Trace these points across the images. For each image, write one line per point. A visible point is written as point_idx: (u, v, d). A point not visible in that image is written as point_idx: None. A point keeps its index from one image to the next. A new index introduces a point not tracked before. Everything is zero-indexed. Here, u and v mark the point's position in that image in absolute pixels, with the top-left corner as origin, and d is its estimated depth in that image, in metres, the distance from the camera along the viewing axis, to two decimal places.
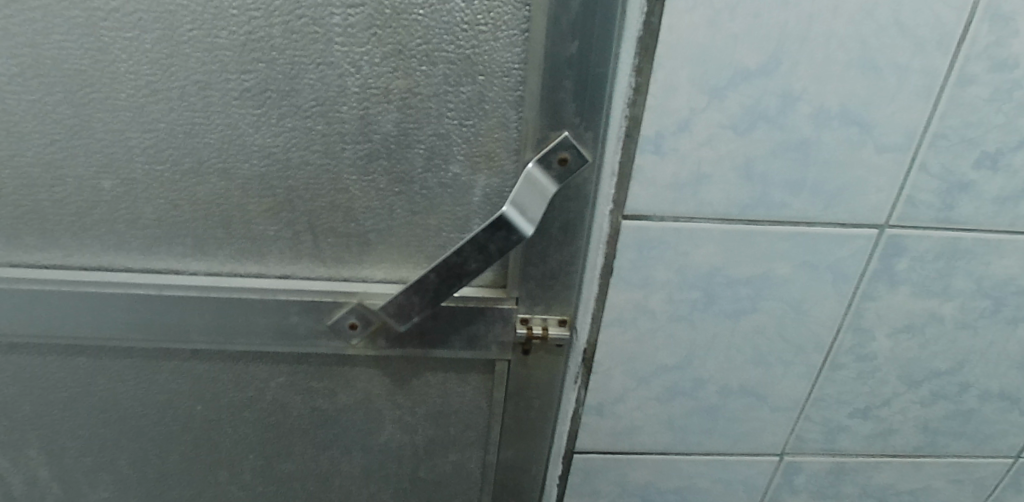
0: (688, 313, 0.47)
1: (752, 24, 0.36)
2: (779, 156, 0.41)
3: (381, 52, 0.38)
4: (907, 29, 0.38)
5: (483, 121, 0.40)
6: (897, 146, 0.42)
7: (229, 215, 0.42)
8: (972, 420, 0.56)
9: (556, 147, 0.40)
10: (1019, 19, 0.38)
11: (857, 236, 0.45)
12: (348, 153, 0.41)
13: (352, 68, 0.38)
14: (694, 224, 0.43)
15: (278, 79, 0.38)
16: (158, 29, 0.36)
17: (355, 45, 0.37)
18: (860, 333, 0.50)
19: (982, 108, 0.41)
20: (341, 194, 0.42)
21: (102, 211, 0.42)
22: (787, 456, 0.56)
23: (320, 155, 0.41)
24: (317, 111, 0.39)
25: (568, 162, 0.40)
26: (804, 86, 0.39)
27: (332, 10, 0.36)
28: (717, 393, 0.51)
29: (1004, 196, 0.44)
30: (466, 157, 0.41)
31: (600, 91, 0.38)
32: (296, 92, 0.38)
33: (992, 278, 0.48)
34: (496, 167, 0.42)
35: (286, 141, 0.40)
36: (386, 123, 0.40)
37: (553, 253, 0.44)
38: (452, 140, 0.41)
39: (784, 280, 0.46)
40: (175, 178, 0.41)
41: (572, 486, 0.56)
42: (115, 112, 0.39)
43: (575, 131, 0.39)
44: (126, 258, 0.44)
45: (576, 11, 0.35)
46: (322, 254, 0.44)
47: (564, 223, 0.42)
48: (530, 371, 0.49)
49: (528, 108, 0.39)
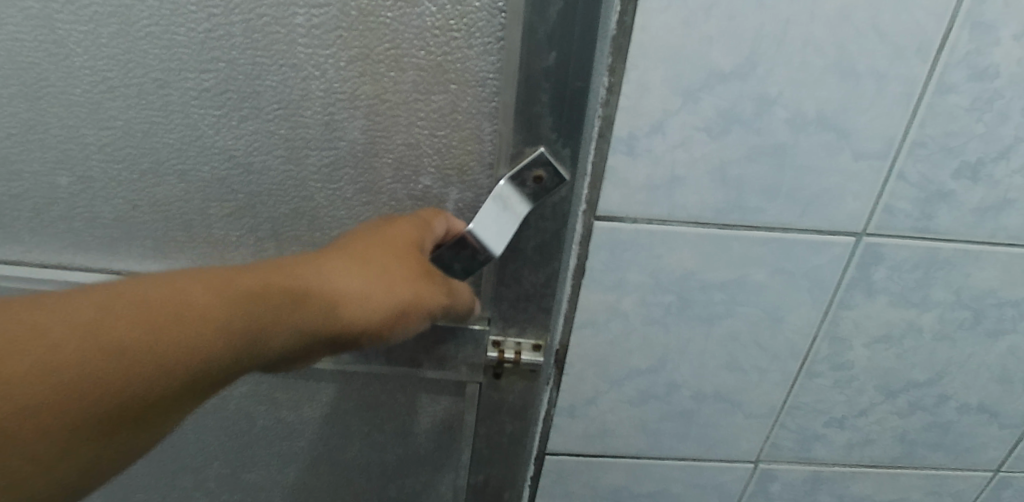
0: (661, 317, 0.46)
1: (728, 26, 0.36)
2: (755, 160, 0.41)
3: (348, 55, 0.37)
4: (887, 34, 0.37)
5: (454, 132, 0.40)
6: (876, 153, 0.41)
7: (190, 219, 0.42)
8: (950, 432, 0.56)
9: (533, 164, 0.38)
10: (1000, 27, 0.37)
11: (833, 243, 0.44)
12: (313, 159, 0.40)
13: (316, 71, 0.38)
14: (667, 227, 0.43)
15: (239, 80, 0.38)
16: (113, 24, 0.36)
17: (320, 47, 0.37)
18: (837, 342, 0.49)
19: (962, 117, 0.40)
20: (305, 201, 0.42)
21: (61, 208, 0.42)
22: (762, 463, 0.56)
23: (283, 160, 0.40)
24: (280, 115, 0.39)
25: (544, 180, 0.38)
26: (780, 90, 0.38)
27: (296, 10, 0.36)
28: (691, 397, 0.51)
29: (984, 206, 0.44)
30: (437, 170, 0.41)
31: (579, 105, 0.36)
32: (258, 94, 0.38)
33: (971, 290, 0.48)
34: (469, 181, 0.41)
35: (246, 144, 0.40)
36: (353, 130, 0.39)
37: (527, 274, 0.42)
38: (422, 150, 0.40)
39: (758, 286, 0.46)
40: (132, 179, 0.41)
41: (543, 487, 0.56)
42: (69, 107, 0.38)
43: (552, 147, 0.37)
44: (85, 257, 0.44)
45: (553, 22, 0.34)
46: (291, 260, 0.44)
47: (540, 243, 0.41)
48: (503, 394, 0.48)
49: (502, 121, 0.38)
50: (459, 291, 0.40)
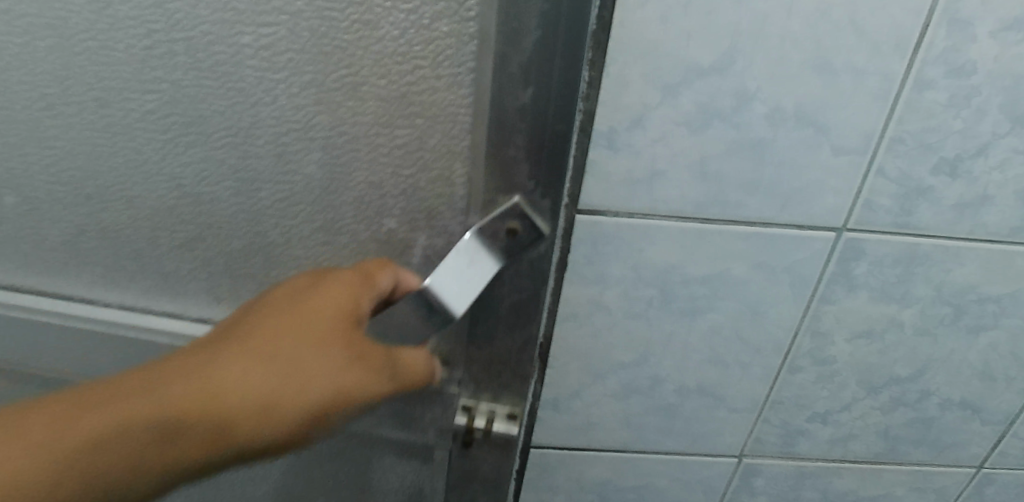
0: (644, 310, 0.47)
1: (706, 21, 0.36)
2: (734, 155, 0.41)
3: (300, 80, 0.37)
4: (863, 30, 0.38)
5: (424, 173, 0.40)
6: (854, 148, 0.42)
7: (139, 249, 0.46)
8: (933, 428, 0.56)
9: (507, 215, 0.37)
10: (976, 24, 0.38)
11: (814, 237, 0.45)
12: (264, 194, 0.42)
13: (265, 97, 0.38)
14: (649, 221, 0.43)
15: (183, 103, 0.39)
16: (50, 38, 0.38)
17: (270, 70, 0.37)
18: (819, 337, 0.50)
19: (940, 113, 0.41)
20: (258, 237, 0.44)
21: (13, 228, 0.47)
22: (745, 458, 0.56)
23: (233, 191, 0.42)
24: (226, 142, 0.40)
25: (518, 233, 0.37)
26: (759, 85, 0.39)
27: (242, 32, 0.36)
28: (674, 391, 0.51)
29: (963, 202, 0.44)
30: (405, 213, 0.41)
31: (558, 150, 0.35)
32: (203, 119, 0.40)
33: (953, 286, 0.48)
34: (437, 227, 0.42)
35: (194, 170, 0.42)
36: (309, 164, 0.40)
37: (502, 333, 0.42)
38: (386, 190, 0.41)
39: (740, 280, 0.46)
40: (77, 203, 0.44)
41: (529, 481, 0.56)
42: (13, 123, 0.42)
43: (530, 198, 0.36)
44: (41, 277, 0.49)
45: (530, 50, 0.31)
46: (250, 283, 0.46)
47: (515, 301, 0.40)
48: (474, 459, 0.47)
49: (476, 167, 0.36)
50: (405, 361, 0.39)
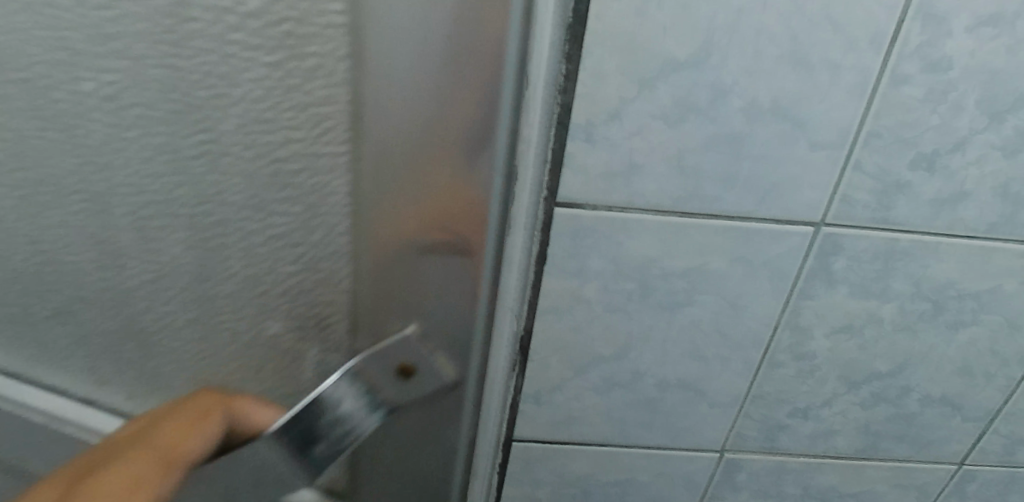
0: (624, 304, 0.47)
1: (681, 15, 0.37)
2: (711, 148, 0.41)
3: (153, 143, 0.31)
4: (839, 25, 0.38)
5: (314, 272, 0.35)
6: (831, 143, 0.42)
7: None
8: (914, 424, 0.56)
9: (398, 355, 0.34)
10: (951, 19, 0.38)
11: (792, 232, 0.45)
12: (132, 271, 0.36)
13: (119, 161, 0.32)
14: (627, 215, 0.43)
15: (30, 158, 0.33)
16: None
17: (118, 127, 0.30)
18: (799, 332, 0.50)
19: (917, 109, 0.41)
20: (129, 321, 0.38)
21: None
22: (727, 453, 0.57)
23: (96, 267, 0.36)
24: (83, 209, 0.34)
25: (416, 376, 0.35)
26: (735, 79, 0.39)
27: (82, 74, 0.29)
28: (655, 386, 0.52)
29: (941, 198, 0.45)
30: (298, 318, 0.37)
31: (464, 287, 0.33)
32: (54, 178, 0.33)
33: (932, 282, 0.48)
34: (332, 334, 0.37)
35: (50, 237, 0.35)
36: (176, 248, 0.34)
37: (411, 461, 0.40)
38: (271, 284, 0.35)
39: (718, 275, 0.46)
40: None
41: (511, 474, 0.56)
42: None
43: (428, 341, 0.34)
44: None
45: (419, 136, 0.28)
46: (121, 366, 0.40)
47: (423, 429, 0.38)
48: None
49: (365, 282, 0.34)
50: None
